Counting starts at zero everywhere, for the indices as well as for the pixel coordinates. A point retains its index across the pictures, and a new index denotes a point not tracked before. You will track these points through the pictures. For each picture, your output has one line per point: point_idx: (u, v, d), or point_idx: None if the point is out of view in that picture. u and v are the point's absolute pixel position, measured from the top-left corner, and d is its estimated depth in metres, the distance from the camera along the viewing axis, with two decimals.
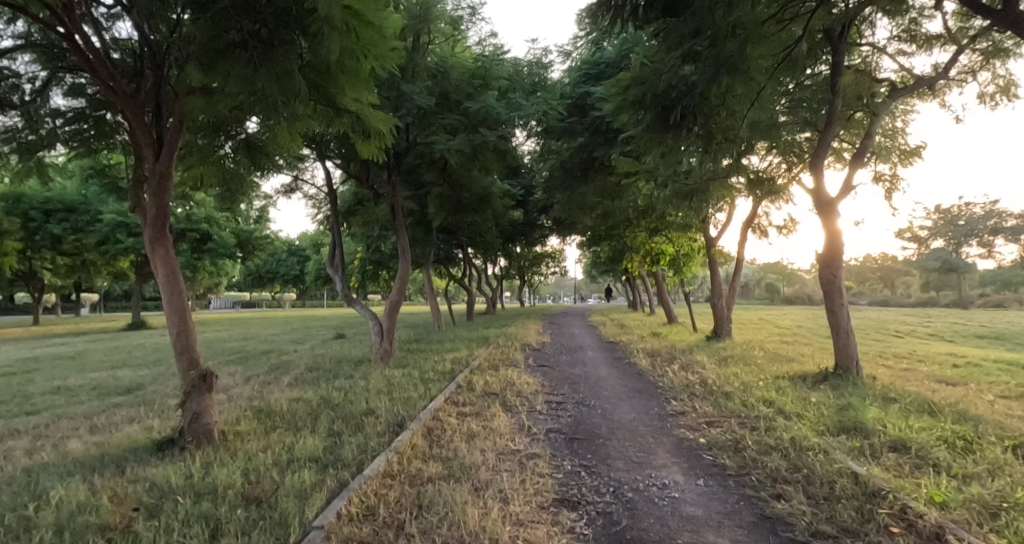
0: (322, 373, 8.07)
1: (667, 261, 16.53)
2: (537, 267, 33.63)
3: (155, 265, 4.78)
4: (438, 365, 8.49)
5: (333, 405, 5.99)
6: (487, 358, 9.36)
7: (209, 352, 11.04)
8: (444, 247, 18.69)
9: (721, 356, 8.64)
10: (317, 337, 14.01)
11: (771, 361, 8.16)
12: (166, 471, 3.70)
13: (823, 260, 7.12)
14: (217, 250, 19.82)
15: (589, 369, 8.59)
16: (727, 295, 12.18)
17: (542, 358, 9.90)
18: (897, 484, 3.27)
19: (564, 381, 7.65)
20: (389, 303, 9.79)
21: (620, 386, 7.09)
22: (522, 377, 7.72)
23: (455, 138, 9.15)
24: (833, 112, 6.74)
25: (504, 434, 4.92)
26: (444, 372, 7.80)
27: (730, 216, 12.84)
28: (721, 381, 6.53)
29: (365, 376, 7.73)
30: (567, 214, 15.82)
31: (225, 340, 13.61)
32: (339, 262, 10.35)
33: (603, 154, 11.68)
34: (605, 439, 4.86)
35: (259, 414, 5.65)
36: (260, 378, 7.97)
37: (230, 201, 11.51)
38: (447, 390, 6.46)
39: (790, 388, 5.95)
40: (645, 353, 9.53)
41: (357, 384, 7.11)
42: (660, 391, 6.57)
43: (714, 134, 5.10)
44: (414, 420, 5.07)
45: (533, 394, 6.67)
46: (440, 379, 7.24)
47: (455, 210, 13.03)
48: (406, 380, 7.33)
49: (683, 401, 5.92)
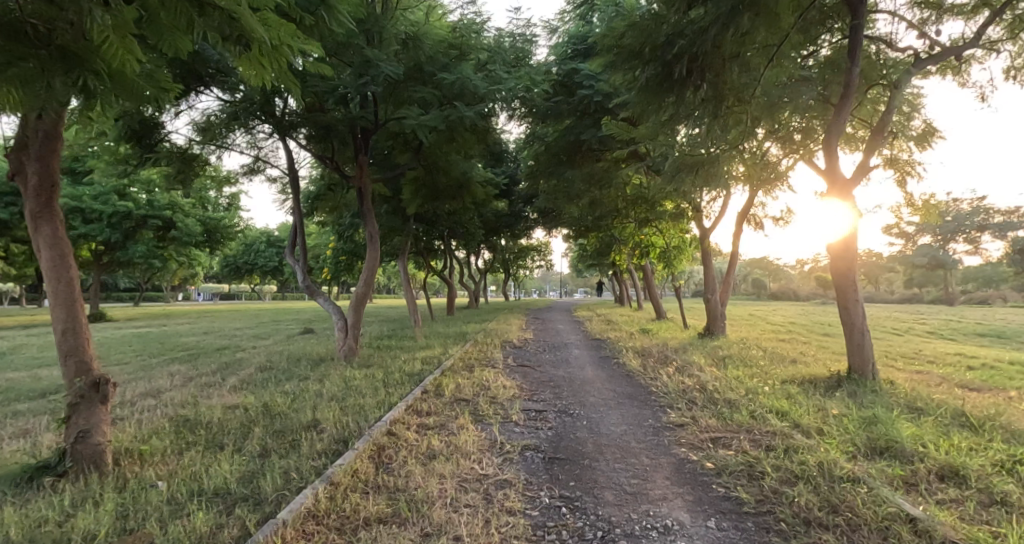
0: (273, 375, 7.13)
1: (657, 254, 15.80)
2: (523, 260, 32.82)
3: (36, 244, 3.72)
4: (407, 366, 7.62)
5: (274, 414, 5.11)
6: (462, 357, 8.51)
7: (156, 347, 10.00)
8: (424, 238, 17.76)
9: (718, 356, 7.89)
10: (283, 332, 12.99)
11: (773, 363, 7.43)
12: (17, 512, 2.80)
13: (836, 252, 6.42)
14: (182, 238, 18.57)
15: (574, 371, 7.76)
16: (721, 290, 11.46)
17: (522, 357, 9.06)
18: (971, 535, 2.51)
19: (545, 383, 6.85)
20: (356, 296, 8.89)
21: (608, 391, 6.31)
22: (499, 379, 6.87)
23: (429, 113, 8.27)
24: (850, 82, 5.94)
25: (470, 455, 4.08)
26: (411, 374, 6.94)
27: (724, 206, 12.11)
28: (723, 387, 5.77)
29: (322, 378, 6.84)
30: (553, 203, 15.02)
31: (181, 335, 12.53)
32: (301, 251, 9.39)
33: (592, 139, 10.86)
34: (591, 460, 4.05)
35: (180, 426, 4.73)
36: (203, 379, 7.04)
37: (184, 183, 10.46)
38: (410, 396, 5.61)
39: (802, 397, 5.21)
40: (635, 352, 8.74)
41: (310, 389, 6.20)
42: (653, 398, 5.81)
43: (724, 96, 4.32)
44: (363, 436, 4.22)
45: (509, 400, 5.86)
46: (405, 383, 6.38)
47: (433, 197, 12.13)
48: (367, 383, 6.45)
49: (680, 410, 5.14)
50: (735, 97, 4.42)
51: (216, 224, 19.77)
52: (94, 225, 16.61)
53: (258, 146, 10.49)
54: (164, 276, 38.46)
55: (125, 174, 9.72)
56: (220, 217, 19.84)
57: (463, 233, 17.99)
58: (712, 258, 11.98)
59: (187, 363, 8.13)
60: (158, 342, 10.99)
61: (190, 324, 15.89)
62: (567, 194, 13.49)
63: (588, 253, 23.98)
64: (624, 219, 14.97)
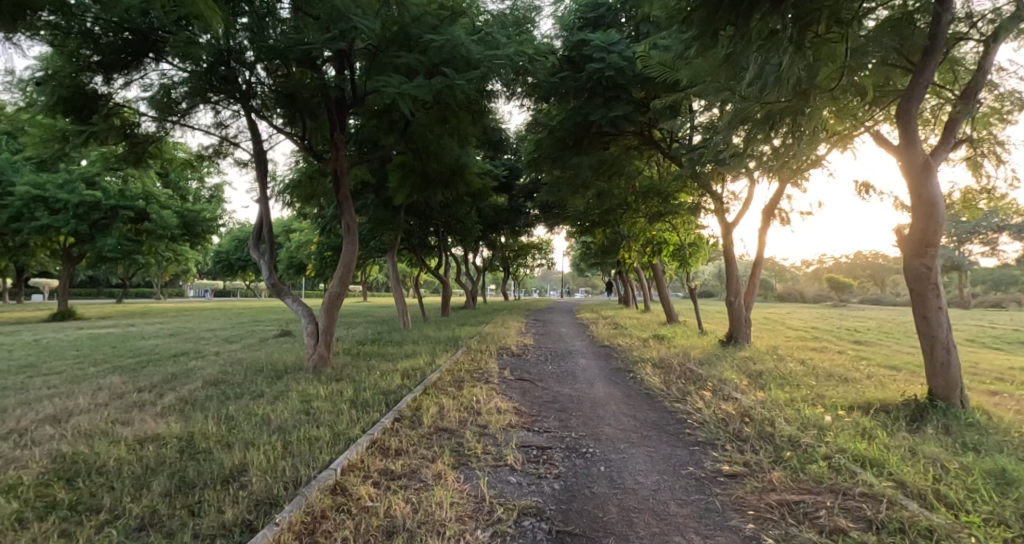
0: (219, 392, 5.86)
1: (669, 252, 14.56)
2: (523, 258, 31.64)
3: None
4: (383, 381, 6.35)
5: (194, 452, 3.86)
6: (451, 369, 7.29)
7: (104, 353, 8.72)
8: (417, 233, 16.52)
9: (754, 373, 6.64)
10: (257, 335, 11.71)
11: (823, 382, 6.18)
12: None
13: (910, 248, 5.22)
14: (156, 231, 17.19)
15: (583, 388, 6.52)
16: (746, 293, 10.24)
17: (521, 369, 7.80)
18: None
19: (548, 405, 5.64)
20: (329, 296, 7.67)
21: (627, 418, 5.10)
22: (493, 401, 5.61)
23: (414, 82, 7.06)
24: (940, 33, 4.69)
25: (444, 529, 2.84)
26: (387, 393, 5.73)
27: (749, 197, 10.86)
28: (776, 418, 4.55)
29: (277, 399, 5.58)
30: (555, 196, 13.80)
31: (143, 337, 11.22)
32: (266, 243, 8.07)
33: (604, 121, 9.59)
34: (618, 537, 2.81)
35: (57, 472, 3.47)
36: (135, 394, 5.77)
37: (141, 165, 9.23)
38: (377, 427, 4.38)
39: (887, 436, 3.99)
40: (654, 365, 7.47)
41: (257, 414, 4.94)
42: (686, 431, 4.60)
43: (811, 18, 3.12)
44: (296, 497, 2.98)
45: (503, 431, 4.64)
46: (376, 406, 5.16)
47: (423, 185, 10.90)
48: (331, 405, 5.23)
49: (728, 454, 3.92)
50: (825, 19, 3.24)
51: (195, 217, 18.49)
52: (58, 216, 15.24)
53: (225, 122, 9.27)
54: (151, 272, 37.05)
55: (69, 156, 8.48)
56: (199, 209, 18.57)
57: (459, 228, 16.75)
58: (734, 257, 10.74)
59: (128, 373, 6.87)
60: (111, 345, 9.70)
61: (161, 324, 14.60)
62: (573, 186, 12.23)
63: (591, 251, 22.66)
64: (633, 215, 13.67)
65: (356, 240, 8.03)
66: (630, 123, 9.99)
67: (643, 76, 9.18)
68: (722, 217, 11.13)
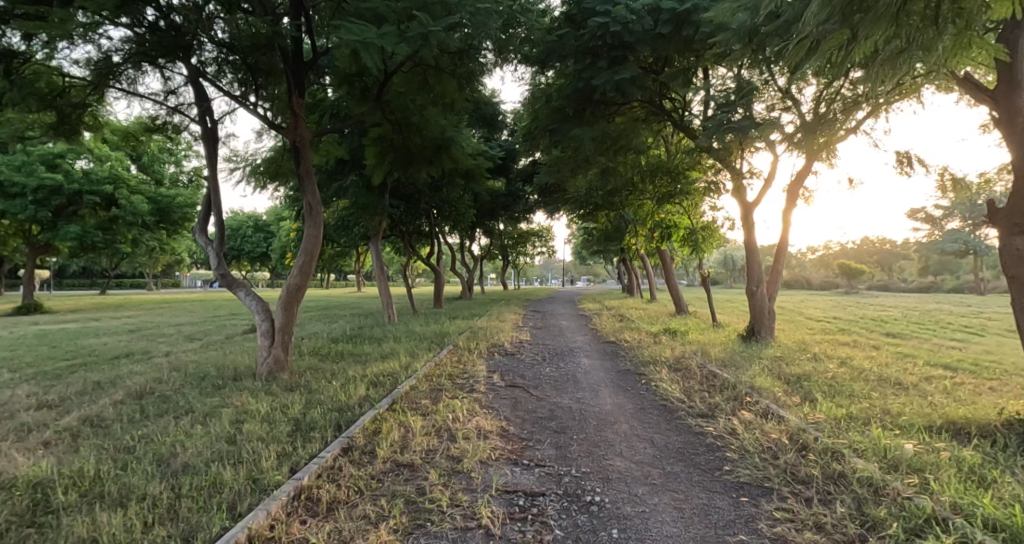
0: (140, 408, 4.75)
1: (680, 237, 13.39)
2: (522, 246, 30.46)
3: None
4: (343, 393, 5.23)
5: (36, 512, 2.74)
6: (429, 373, 6.19)
7: (37, 354, 7.62)
8: (406, 219, 15.39)
9: (793, 380, 5.49)
10: (225, 331, 10.60)
11: (880, 391, 5.06)
12: None
13: (1009, 223, 4.00)
14: (126, 218, 16.07)
15: (586, 398, 5.41)
16: (768, 280, 9.12)
17: (514, 372, 6.67)
18: None
19: (543, 424, 4.51)
20: (287, 289, 6.53)
21: (642, 445, 3.98)
22: (474, 421, 4.48)
23: (380, 29, 5.84)
24: None
25: None
26: (343, 411, 4.61)
27: (771, 174, 9.67)
28: (843, 450, 3.40)
29: (203, 419, 4.46)
30: (554, 177, 12.64)
31: (96, 334, 10.12)
32: (214, 227, 6.86)
33: (608, 87, 8.35)
34: None
35: None
36: (28, 411, 4.64)
37: (78, 138, 8.09)
38: (310, 467, 3.25)
39: (1012, 481, 2.86)
40: (670, 369, 6.33)
41: (164, 442, 3.82)
42: (724, 466, 3.46)
43: None
44: None
45: (481, 470, 3.49)
46: (323, 430, 4.05)
47: (405, 163, 9.72)
48: (267, 428, 4.13)
49: (796, 512, 2.78)
50: None
51: (170, 202, 17.37)
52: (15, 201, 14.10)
53: (176, 88, 8.16)
54: (140, 263, 35.87)
55: None
56: (174, 194, 17.47)
57: (452, 212, 15.60)
58: (755, 242, 9.56)
59: (43, 382, 5.76)
60: (50, 344, 8.56)
61: (129, 318, 13.52)
62: (574, 164, 10.99)
63: (594, 237, 21.45)
64: (641, 195, 12.42)
65: (320, 224, 6.88)
66: (638, 90, 8.77)
67: (654, 33, 7.93)
68: (741, 196, 9.95)
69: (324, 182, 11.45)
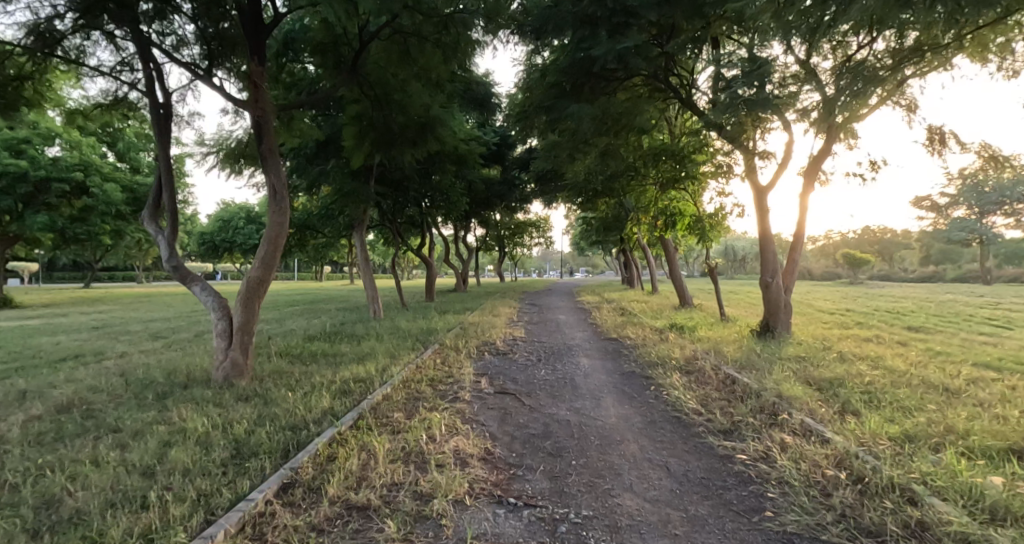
0: (56, 426, 3.96)
1: (685, 226, 12.63)
2: (519, 237, 29.68)
3: None
4: (304, 404, 4.48)
5: None
6: (408, 380, 5.42)
7: None
8: (395, 208, 14.56)
9: (826, 386, 4.75)
10: (195, 328, 9.80)
11: (933, 398, 4.32)
12: None
13: None
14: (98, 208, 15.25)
15: (587, 408, 4.67)
16: (784, 271, 8.40)
17: (506, 376, 5.92)
18: None
19: (535, 445, 3.77)
20: (247, 284, 5.76)
21: (658, 473, 3.23)
22: (452, 442, 3.73)
23: None
24: None
25: None
26: (296, 430, 3.84)
27: (787, 156, 8.90)
28: (920, 488, 2.65)
29: (125, 441, 3.67)
30: (551, 161, 11.83)
31: (54, 331, 9.31)
32: (164, 212, 6.04)
33: (609, 58, 7.52)
34: None
35: None
36: None
37: (20, 114, 7.21)
38: (227, 517, 2.48)
39: None
40: (681, 372, 5.59)
41: (59, 476, 3.05)
42: (767, 509, 2.68)
43: None
44: None
45: (455, 515, 2.73)
46: (264, 459, 3.29)
47: (388, 145, 8.91)
48: (197, 455, 3.36)
49: None
50: None
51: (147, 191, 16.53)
52: None
53: (131, 60, 7.25)
54: (128, 255, 35.03)
55: None
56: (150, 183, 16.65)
57: (444, 201, 14.79)
58: (768, 229, 8.81)
59: None
60: None
61: (98, 313, 12.70)
62: (572, 147, 10.19)
63: (593, 227, 20.66)
64: (643, 181, 11.63)
65: (286, 210, 6.10)
66: (642, 61, 7.95)
67: None
68: (753, 179, 9.17)
69: (302, 167, 10.61)
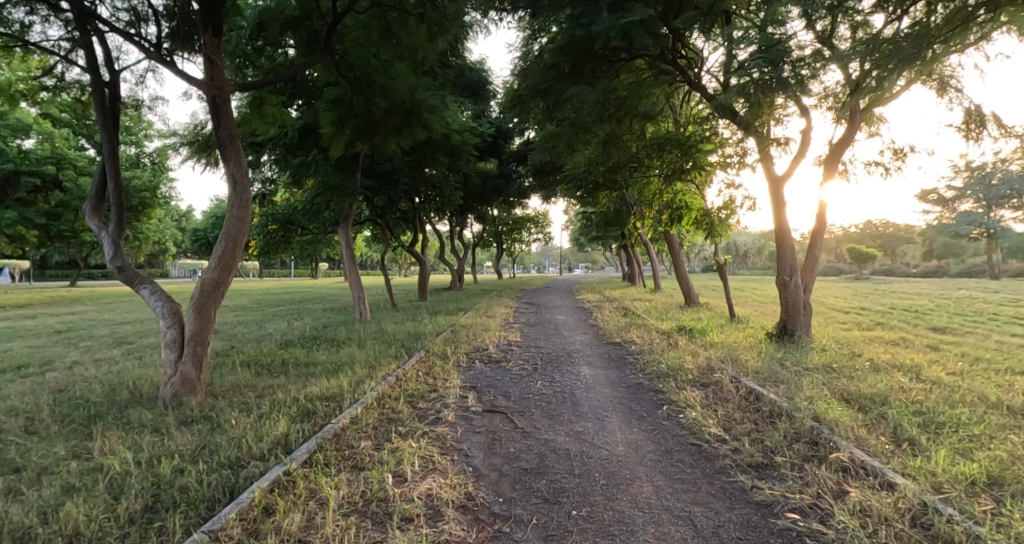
0: None
1: (691, 221, 11.91)
2: (518, 233, 28.95)
3: None
4: (254, 431, 3.78)
5: None
6: (384, 397, 4.71)
7: None
8: (386, 203, 13.84)
9: (869, 405, 4.07)
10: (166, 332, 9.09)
11: (999, 422, 3.64)
12: None
13: None
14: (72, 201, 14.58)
15: (590, 432, 3.99)
16: (803, 268, 7.71)
17: (497, 390, 5.22)
18: None
19: (528, 485, 3.09)
20: (200, 288, 5.03)
21: (684, 531, 2.53)
22: (426, 484, 3.04)
23: None
24: None
25: None
26: (235, 468, 3.15)
27: (806, 142, 8.19)
28: None
29: (23, 487, 2.97)
30: (550, 151, 11.11)
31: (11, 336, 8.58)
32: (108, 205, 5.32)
33: (612, 35, 6.83)
34: None
35: None
36: None
37: None
38: None
39: None
40: (697, 387, 4.90)
41: None
42: None
43: None
44: None
45: None
46: (183, 514, 2.59)
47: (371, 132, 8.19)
48: (99, 508, 2.66)
49: None
50: None
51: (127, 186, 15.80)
52: None
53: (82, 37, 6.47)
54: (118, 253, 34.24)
55: None
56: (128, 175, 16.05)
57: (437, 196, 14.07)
58: (785, 222, 8.11)
59: None
60: None
61: (70, 315, 11.96)
62: (571, 135, 9.47)
63: (593, 222, 19.97)
64: (647, 172, 10.92)
65: (247, 204, 5.36)
66: (649, 39, 7.23)
67: None
68: (768, 168, 8.46)
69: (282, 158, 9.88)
